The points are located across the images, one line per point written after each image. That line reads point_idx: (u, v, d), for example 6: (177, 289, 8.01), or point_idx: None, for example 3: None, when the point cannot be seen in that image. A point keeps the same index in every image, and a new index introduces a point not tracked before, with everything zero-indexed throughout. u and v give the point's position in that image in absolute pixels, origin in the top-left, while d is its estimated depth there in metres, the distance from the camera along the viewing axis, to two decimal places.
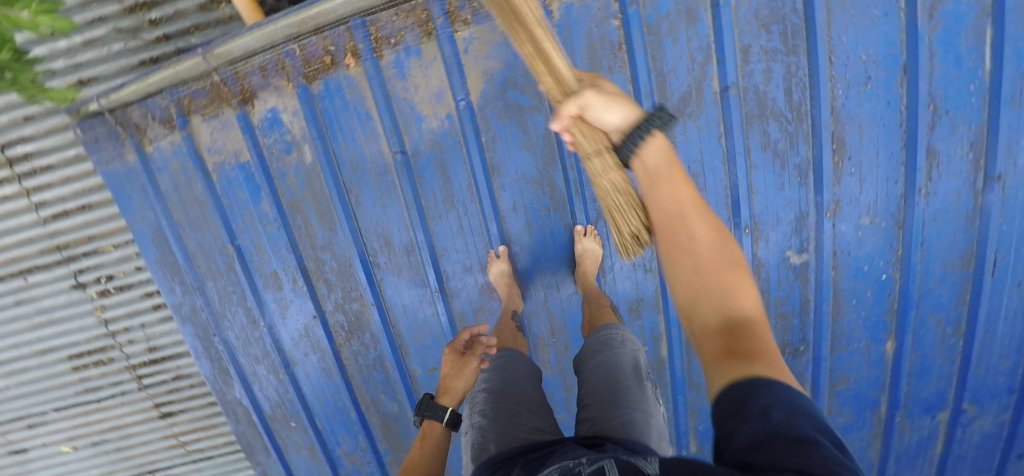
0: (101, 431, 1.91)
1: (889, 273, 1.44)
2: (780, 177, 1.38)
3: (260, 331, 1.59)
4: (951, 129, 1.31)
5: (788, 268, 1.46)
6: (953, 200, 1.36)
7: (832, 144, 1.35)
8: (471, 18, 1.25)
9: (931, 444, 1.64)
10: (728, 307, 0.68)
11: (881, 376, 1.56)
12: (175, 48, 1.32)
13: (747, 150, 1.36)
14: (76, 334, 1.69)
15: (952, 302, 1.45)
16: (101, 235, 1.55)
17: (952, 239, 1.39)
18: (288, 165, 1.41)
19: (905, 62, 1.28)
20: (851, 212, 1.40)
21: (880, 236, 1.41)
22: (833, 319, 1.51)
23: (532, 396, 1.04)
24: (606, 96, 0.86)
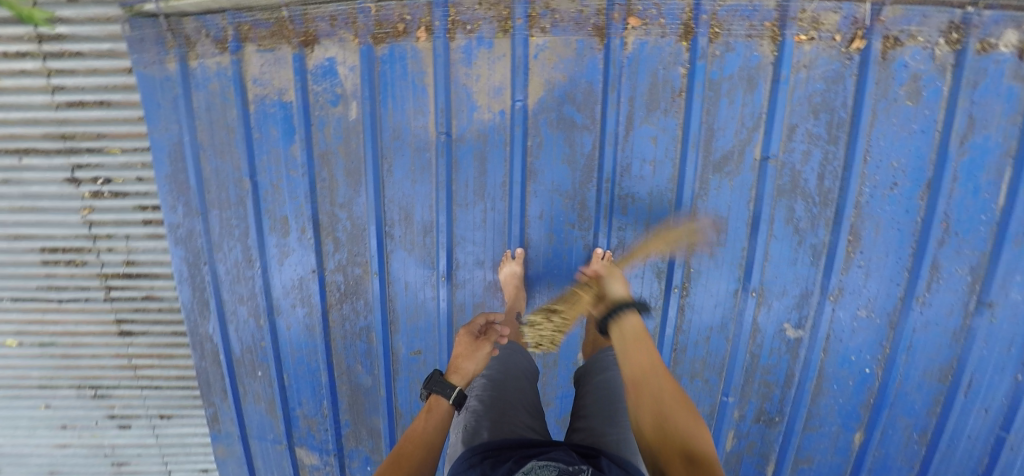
0: (53, 334, 1.79)
1: (872, 368, 1.52)
2: (795, 252, 1.44)
3: (252, 271, 1.56)
4: (956, 250, 1.39)
5: (782, 340, 1.52)
6: (944, 316, 1.44)
7: (849, 234, 1.41)
8: (550, 28, 1.29)
9: None
10: (693, 440, 0.87)
11: (843, 464, 1.63)
12: None
13: (771, 219, 1.41)
14: (56, 227, 1.62)
15: (923, 410, 1.53)
16: (113, 135, 1.51)
17: (937, 351, 1.47)
18: (331, 116, 1.39)
19: (930, 179, 1.36)
20: (851, 301, 1.46)
21: (872, 331, 1.48)
22: (810, 399, 1.58)
23: (527, 396, 1.17)
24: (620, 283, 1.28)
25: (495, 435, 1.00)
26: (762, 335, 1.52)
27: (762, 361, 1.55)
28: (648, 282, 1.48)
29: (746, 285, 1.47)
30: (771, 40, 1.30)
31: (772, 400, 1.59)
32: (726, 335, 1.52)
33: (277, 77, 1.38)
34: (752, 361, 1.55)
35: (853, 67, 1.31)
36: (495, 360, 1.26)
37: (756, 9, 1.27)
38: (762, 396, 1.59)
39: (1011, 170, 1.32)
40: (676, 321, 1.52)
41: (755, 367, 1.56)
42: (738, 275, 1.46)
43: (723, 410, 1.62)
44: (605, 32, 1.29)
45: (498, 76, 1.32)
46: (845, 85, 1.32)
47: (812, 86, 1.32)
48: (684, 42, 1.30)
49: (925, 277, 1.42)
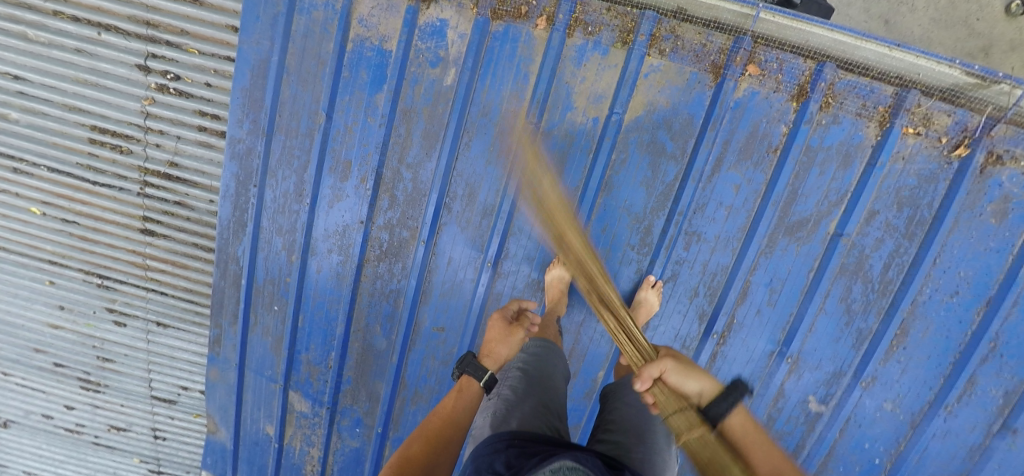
0: (77, 214, 1.75)
1: (881, 461, 1.50)
2: (839, 331, 1.42)
3: (300, 206, 1.54)
4: (996, 371, 1.38)
5: (802, 410, 1.50)
6: (966, 430, 1.43)
7: (896, 329, 1.40)
8: (669, 52, 1.28)
9: None
10: None
11: None
12: None
13: (826, 293, 1.39)
14: (112, 110, 1.58)
15: None
16: (195, 35, 1.49)
17: (949, 461, 1.46)
18: (426, 76, 1.37)
19: (991, 297, 1.34)
20: (880, 392, 1.45)
21: (892, 426, 1.47)
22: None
23: (559, 393, 1.15)
24: (680, 365, 1.00)
25: (522, 426, 0.98)
26: (784, 402, 1.50)
27: (777, 426, 1.52)
28: (688, 321, 1.45)
29: (784, 350, 1.45)
30: (879, 124, 1.28)
31: None
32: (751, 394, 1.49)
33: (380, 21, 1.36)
34: (768, 425, 1.53)
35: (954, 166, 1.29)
36: (529, 352, 1.24)
37: (873, 91, 1.27)
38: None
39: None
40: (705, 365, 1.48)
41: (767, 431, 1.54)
42: (779, 338, 1.45)
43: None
44: (722, 71, 1.28)
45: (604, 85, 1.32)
46: (936, 187, 1.30)
47: (905, 179, 1.30)
48: (796, 103, 1.28)
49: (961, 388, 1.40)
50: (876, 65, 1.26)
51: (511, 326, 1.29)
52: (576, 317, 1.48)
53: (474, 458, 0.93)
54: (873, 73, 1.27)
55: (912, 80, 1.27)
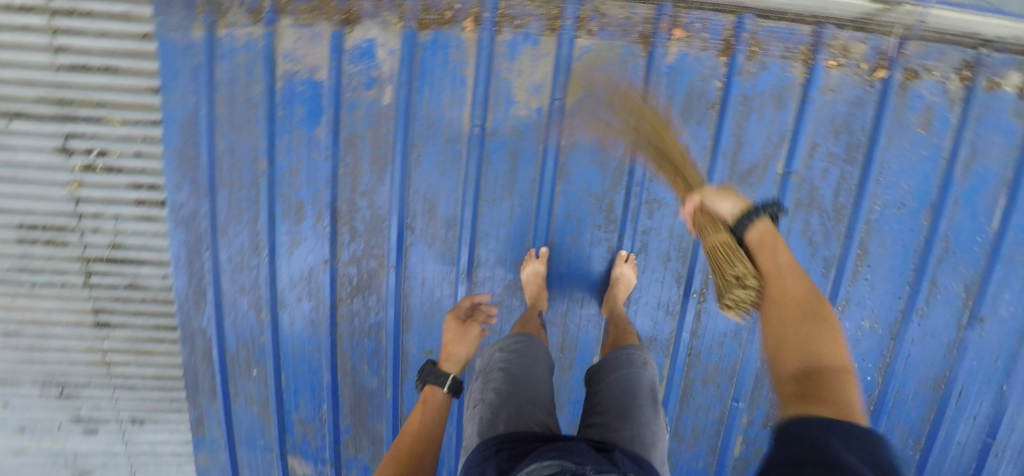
0: (19, 322, 1.62)
1: (873, 376, 1.55)
2: (808, 262, 1.47)
3: (258, 259, 1.48)
4: (953, 266, 1.45)
5: None
6: (940, 329, 1.49)
7: (857, 250, 1.46)
8: (597, 31, 1.31)
9: None
10: (808, 354, 0.83)
11: None
12: None
13: (787, 230, 1.45)
14: (38, 202, 1.49)
15: (919, 418, 1.57)
16: (115, 104, 1.41)
17: (931, 362, 1.52)
18: (362, 99, 1.36)
19: (934, 201, 1.41)
20: (857, 311, 1.50)
21: (875, 342, 1.52)
22: None
23: (544, 379, 1.14)
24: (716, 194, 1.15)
25: (510, 429, 0.98)
26: None
27: None
28: (667, 287, 1.46)
29: None
30: (802, 63, 1.35)
31: None
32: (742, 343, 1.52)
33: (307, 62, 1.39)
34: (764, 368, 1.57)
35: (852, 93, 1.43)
36: (510, 346, 1.19)
37: (792, 33, 1.33)
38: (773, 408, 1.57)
39: (1002, 198, 1.40)
40: (693, 324, 1.49)
41: None
42: None
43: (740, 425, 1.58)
44: (649, 40, 1.32)
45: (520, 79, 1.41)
46: (864, 111, 1.37)
47: (835, 109, 1.37)
48: (723, 57, 1.34)
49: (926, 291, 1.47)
50: (791, 8, 1.32)
51: (465, 324, 1.39)
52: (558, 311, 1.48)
53: (467, 468, 0.95)
54: (789, 16, 1.33)
55: (825, 16, 1.33)
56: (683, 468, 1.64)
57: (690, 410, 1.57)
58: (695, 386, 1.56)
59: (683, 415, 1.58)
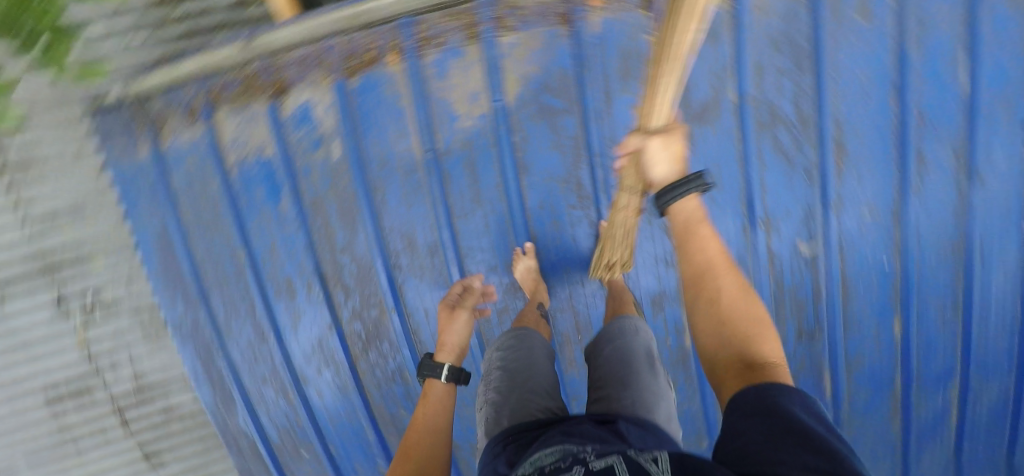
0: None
1: (888, 256, 1.51)
2: (789, 175, 1.47)
3: (268, 346, 1.51)
4: (937, 139, 1.41)
5: (800, 260, 1.54)
6: (940, 191, 1.44)
7: (833, 148, 1.45)
8: (517, 25, 1.30)
9: (945, 421, 1.66)
10: (747, 348, 0.87)
11: (893, 360, 1.61)
12: (186, 30, 1.25)
13: (758, 151, 1.47)
14: (51, 361, 1.51)
15: (949, 284, 1.52)
16: (94, 242, 1.43)
17: (941, 227, 1.47)
18: (314, 161, 1.39)
19: (896, 81, 1.39)
20: (852, 208, 1.48)
21: (881, 227, 1.49)
22: (843, 311, 1.59)
23: (545, 368, 1.15)
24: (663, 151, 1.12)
25: (513, 421, 0.99)
26: (780, 260, 1.55)
27: (786, 285, 1.58)
28: (659, 241, 1.47)
29: (753, 218, 1.51)
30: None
31: (807, 316, 1.61)
32: (744, 268, 1.55)
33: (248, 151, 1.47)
34: (778, 288, 1.58)
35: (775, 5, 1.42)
36: (505, 344, 1.22)
37: None
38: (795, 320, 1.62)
39: (963, 54, 1.36)
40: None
41: (780, 290, 1.59)
42: (742, 210, 1.51)
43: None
44: (569, 17, 1.30)
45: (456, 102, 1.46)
46: (799, 19, 1.38)
47: (767, 23, 1.38)
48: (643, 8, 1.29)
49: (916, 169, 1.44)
50: None
51: (455, 311, 1.38)
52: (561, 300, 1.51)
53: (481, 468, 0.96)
54: None
55: None
56: None
57: None
58: None
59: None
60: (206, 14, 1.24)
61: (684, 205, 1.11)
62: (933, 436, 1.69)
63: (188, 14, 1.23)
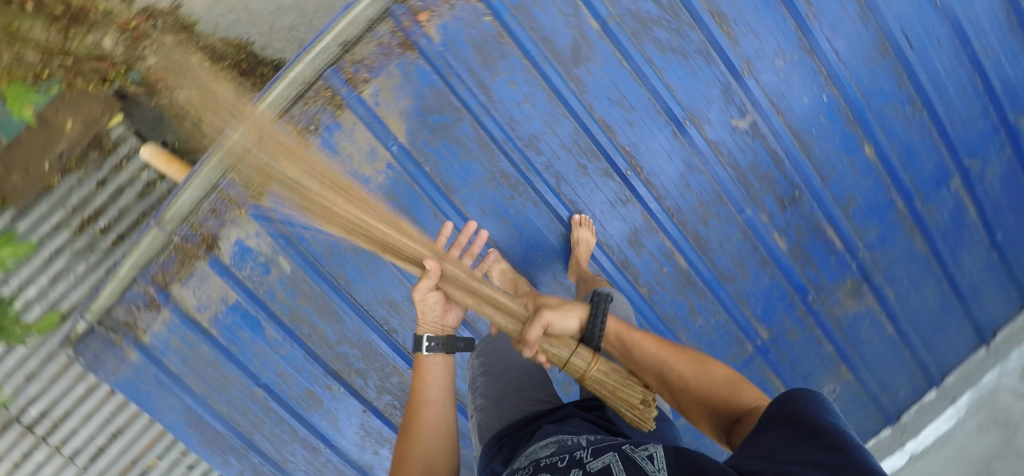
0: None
1: (827, 92, 1.72)
2: (687, 66, 1.62)
3: (322, 454, 1.72)
4: None
5: (742, 135, 1.74)
6: (840, 10, 1.61)
7: (714, 20, 1.58)
8: (369, 74, 1.39)
9: (962, 211, 2.02)
10: (727, 402, 1.15)
11: (880, 180, 1.89)
12: (117, 234, 1.77)
13: (646, 58, 1.59)
14: None
15: (895, 88, 1.76)
16: (142, 452, 1.69)
17: (861, 43, 1.66)
18: (273, 283, 1.50)
19: None
20: (764, 64, 1.66)
21: (806, 70, 1.68)
22: (812, 167, 1.83)
23: (533, 369, 1.94)
24: (558, 311, 1.35)
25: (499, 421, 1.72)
26: (723, 145, 1.74)
27: (744, 165, 1.78)
28: (604, 186, 1.73)
29: (677, 118, 1.68)
30: None
31: (780, 184, 1.84)
32: (696, 169, 1.75)
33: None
34: (737, 171, 1.79)
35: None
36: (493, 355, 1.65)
37: None
38: (774, 194, 1.85)
39: None
40: (652, 194, 1.76)
41: (744, 172, 1.80)
42: (663, 117, 1.67)
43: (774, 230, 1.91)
44: (410, 42, 1.41)
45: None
46: None
47: None
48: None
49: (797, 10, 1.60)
50: None
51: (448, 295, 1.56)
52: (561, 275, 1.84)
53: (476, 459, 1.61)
54: None
55: None
56: (757, 297, 1.99)
57: (716, 252, 1.89)
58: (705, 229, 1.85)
59: (712, 257, 1.90)
60: (124, 214, 1.78)
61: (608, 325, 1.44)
62: (959, 231, 2.06)
63: (111, 222, 1.76)
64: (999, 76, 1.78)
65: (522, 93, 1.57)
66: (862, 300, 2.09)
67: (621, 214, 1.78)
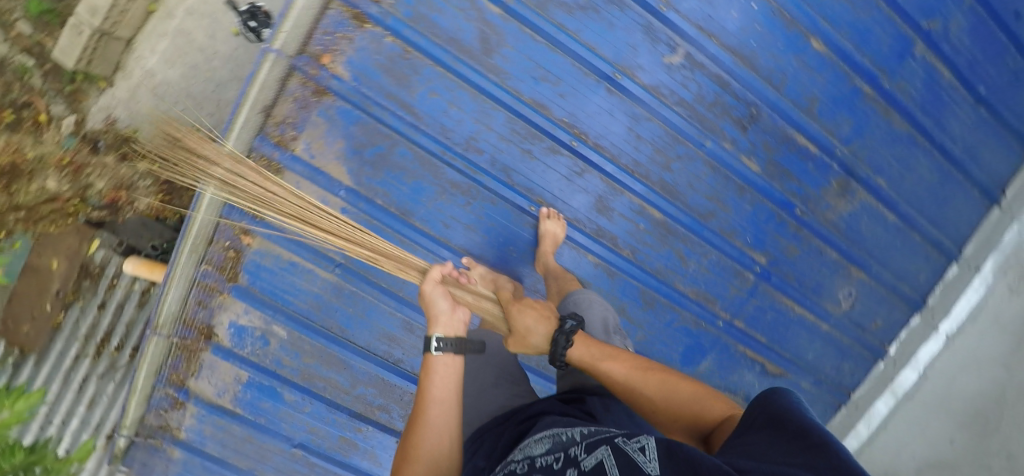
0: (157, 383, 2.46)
1: (804, 163, 2.55)
2: (716, 100, 2.45)
3: None
4: (828, 83, 2.47)
5: (717, 184, 2.53)
6: (833, 121, 2.52)
7: (756, 79, 2.44)
8: None
9: (875, 294, 2.70)
10: (696, 413, 1.43)
11: (787, 309, 2.67)
12: (266, 117, 2.22)
13: (708, 68, 2.41)
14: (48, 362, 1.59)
15: (831, 183, 2.58)
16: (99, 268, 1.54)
17: (821, 163, 2.56)
18: None
19: (838, 51, 2.44)
20: (764, 124, 2.50)
21: (790, 149, 2.54)
22: (765, 234, 2.60)
23: (514, 369, 2.07)
24: (535, 316, 1.80)
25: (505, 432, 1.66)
26: (702, 193, 2.53)
27: (750, 213, 2.57)
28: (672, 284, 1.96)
29: (698, 133, 2.47)
30: None
31: (740, 234, 2.58)
32: (695, 160, 2.49)
33: (382, 195, 2.42)
34: (720, 177, 2.52)
35: (723, 68, 2.41)
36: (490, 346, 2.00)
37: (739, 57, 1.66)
38: (724, 291, 2.63)
39: None
40: (610, 152, 2.44)
41: (727, 236, 2.58)
42: (694, 122, 2.46)
43: (720, 326, 2.65)
44: None
45: (517, 163, 2.44)
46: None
47: None
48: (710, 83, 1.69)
49: (802, 152, 2.54)
50: None
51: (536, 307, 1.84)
52: (578, 252, 2.52)
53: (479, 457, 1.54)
54: None
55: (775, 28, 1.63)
56: (687, 275, 2.60)
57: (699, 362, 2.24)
58: (680, 215, 2.54)
59: (684, 200, 2.53)
60: (277, 103, 2.22)
61: (574, 347, 1.67)
62: (874, 308, 2.71)
63: (274, 111, 2.22)
64: (925, 182, 2.61)
65: (615, 111, 2.42)
66: (763, 326, 2.66)
67: (628, 219, 2.53)
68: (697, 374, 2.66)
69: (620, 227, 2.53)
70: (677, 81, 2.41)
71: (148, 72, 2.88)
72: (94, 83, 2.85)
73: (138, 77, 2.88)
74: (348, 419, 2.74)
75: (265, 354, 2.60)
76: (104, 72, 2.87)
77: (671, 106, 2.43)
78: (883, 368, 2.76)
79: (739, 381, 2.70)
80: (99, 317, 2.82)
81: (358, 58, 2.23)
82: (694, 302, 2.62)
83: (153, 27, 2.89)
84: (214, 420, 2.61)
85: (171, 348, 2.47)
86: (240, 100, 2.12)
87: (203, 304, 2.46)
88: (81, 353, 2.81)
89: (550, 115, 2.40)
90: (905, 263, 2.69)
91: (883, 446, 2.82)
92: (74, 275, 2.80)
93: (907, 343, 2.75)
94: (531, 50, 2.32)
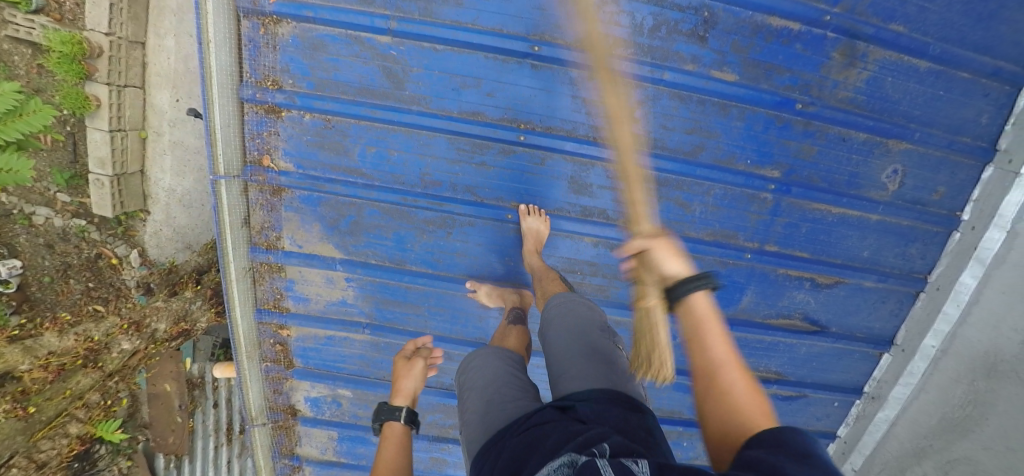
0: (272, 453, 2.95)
1: (788, 49, 2.18)
2: (659, 23, 2.15)
3: None
4: None
5: (694, 114, 2.25)
6: None
7: None
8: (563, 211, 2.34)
9: (924, 158, 2.33)
10: (751, 442, 1.16)
11: (824, 212, 2.38)
12: (246, 224, 2.41)
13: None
14: None
15: (829, 59, 2.19)
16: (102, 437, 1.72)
17: (810, 41, 2.17)
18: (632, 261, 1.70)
19: None
20: (725, 24, 2.15)
21: (769, 41, 2.17)
22: (770, 144, 2.29)
23: (519, 376, 2.03)
24: (669, 252, 1.55)
25: (500, 446, 1.63)
26: (681, 130, 2.27)
27: (747, 129, 2.27)
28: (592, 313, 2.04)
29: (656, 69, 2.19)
30: None
31: (741, 156, 2.30)
32: (661, 98, 2.23)
33: (373, 255, 2.50)
34: (695, 106, 2.24)
35: None
36: (488, 356, 2.09)
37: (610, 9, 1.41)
38: (743, 222, 2.40)
39: None
40: (564, 128, 2.27)
41: (727, 163, 2.32)
42: (643, 58, 2.19)
43: (750, 258, 2.44)
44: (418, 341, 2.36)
45: (476, 179, 2.35)
46: None
47: None
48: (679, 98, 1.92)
49: (783, 36, 2.16)
50: None
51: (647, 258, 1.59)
52: (574, 238, 2.44)
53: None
54: None
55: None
56: (697, 218, 2.39)
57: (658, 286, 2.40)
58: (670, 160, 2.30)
59: (665, 143, 2.29)
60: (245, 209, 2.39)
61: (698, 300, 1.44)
62: (926, 173, 2.35)
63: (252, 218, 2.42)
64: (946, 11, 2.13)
65: (550, 85, 2.22)
66: (802, 237, 2.42)
67: (610, 188, 2.36)
68: (740, 311, 2.55)
69: (605, 200, 2.37)
70: (607, 22, 2.14)
71: (168, 190, 3.39)
72: (135, 216, 3.40)
73: (163, 198, 3.40)
74: (429, 443, 2.93)
75: (343, 413, 2.88)
76: (137, 206, 3.39)
77: (609, 53, 2.18)
78: (960, 236, 2.42)
79: (792, 303, 2.54)
80: (218, 412, 3.38)
81: (292, 146, 2.30)
82: (713, 244, 2.42)
83: (152, 150, 3.33)
84: (329, 473, 3.04)
85: (272, 431, 2.88)
86: (218, 227, 2.33)
87: (279, 391, 2.80)
88: (217, 443, 3.34)
89: (487, 119, 2.27)
90: (957, 112, 2.27)
91: (976, 327, 2.34)
92: (185, 390, 3.30)
93: (985, 200, 2.34)
94: (439, 62, 2.19)
